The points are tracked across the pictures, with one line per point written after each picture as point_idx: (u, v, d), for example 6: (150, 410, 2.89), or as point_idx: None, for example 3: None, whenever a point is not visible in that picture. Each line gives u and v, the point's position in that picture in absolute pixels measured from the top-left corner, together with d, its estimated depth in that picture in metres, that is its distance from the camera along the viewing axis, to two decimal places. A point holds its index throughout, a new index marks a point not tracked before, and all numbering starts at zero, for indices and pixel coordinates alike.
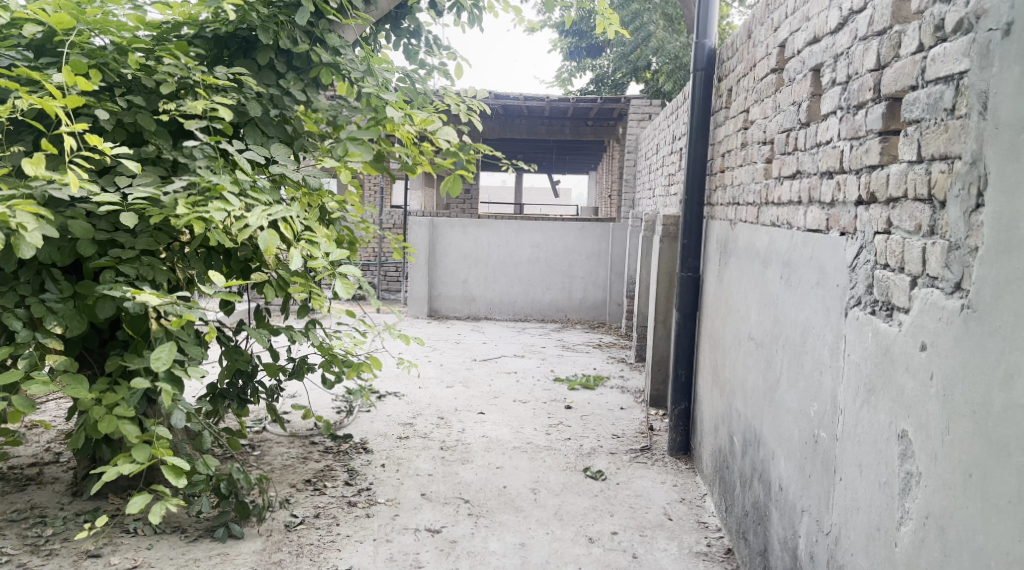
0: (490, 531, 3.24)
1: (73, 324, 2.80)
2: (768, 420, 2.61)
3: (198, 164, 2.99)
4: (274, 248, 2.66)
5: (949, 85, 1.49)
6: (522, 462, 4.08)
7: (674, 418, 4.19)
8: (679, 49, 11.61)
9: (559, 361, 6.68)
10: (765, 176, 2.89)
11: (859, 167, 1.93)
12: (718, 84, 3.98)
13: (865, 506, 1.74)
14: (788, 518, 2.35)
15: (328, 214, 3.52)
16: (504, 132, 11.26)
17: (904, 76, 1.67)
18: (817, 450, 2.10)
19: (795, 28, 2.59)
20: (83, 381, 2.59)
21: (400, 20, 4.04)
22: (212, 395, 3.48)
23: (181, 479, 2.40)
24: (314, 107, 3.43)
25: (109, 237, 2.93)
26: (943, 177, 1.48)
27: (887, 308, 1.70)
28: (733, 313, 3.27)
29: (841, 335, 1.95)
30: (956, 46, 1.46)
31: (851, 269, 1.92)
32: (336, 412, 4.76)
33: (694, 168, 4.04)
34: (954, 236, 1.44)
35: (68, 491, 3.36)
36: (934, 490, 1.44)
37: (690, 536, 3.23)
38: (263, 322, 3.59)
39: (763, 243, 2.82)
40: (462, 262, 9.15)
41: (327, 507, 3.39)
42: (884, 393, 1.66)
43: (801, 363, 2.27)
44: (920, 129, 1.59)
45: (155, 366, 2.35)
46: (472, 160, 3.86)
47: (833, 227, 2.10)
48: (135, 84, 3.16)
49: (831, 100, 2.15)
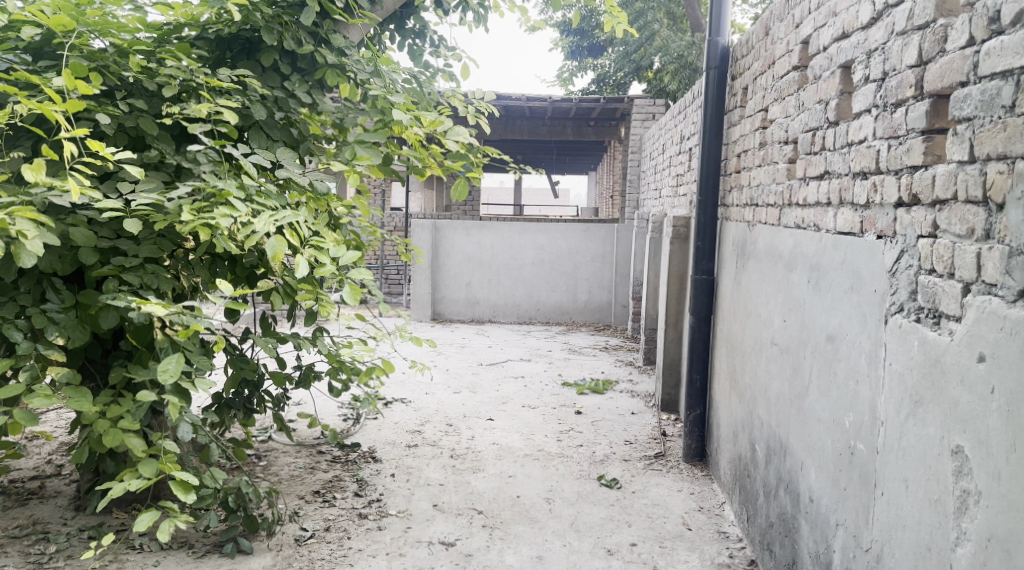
0: (506, 543, 3.15)
1: (76, 334, 2.72)
2: (795, 429, 2.54)
3: (203, 169, 2.92)
4: (282, 255, 2.56)
5: (1007, 80, 1.40)
6: (535, 470, 4.00)
7: (689, 424, 4.11)
8: (683, 48, 11.47)
9: (566, 364, 6.59)
10: (787, 177, 2.80)
11: (899, 167, 1.84)
12: (732, 82, 3.89)
13: (912, 525, 1.66)
14: (820, 532, 2.27)
15: (336, 219, 3.43)
16: (505, 133, 11.15)
17: (952, 71, 1.58)
18: (853, 463, 2.02)
19: (820, 25, 2.50)
20: (87, 393, 2.50)
21: (405, 19, 3.96)
22: (218, 404, 3.39)
23: (189, 494, 2.31)
24: (320, 109, 3.38)
25: (111, 244, 2.84)
26: (1001, 178, 1.40)
27: (934, 316, 1.62)
28: (752, 318, 3.19)
29: (881, 342, 1.86)
30: (1015, 40, 1.37)
31: (891, 274, 1.84)
32: (343, 420, 4.67)
33: (707, 170, 3.95)
34: (1016, 240, 1.36)
35: (71, 505, 3.28)
36: (997, 511, 1.36)
37: (711, 547, 3.15)
38: (270, 330, 3.50)
39: (785, 246, 2.74)
40: (466, 265, 9.07)
41: (337, 519, 3.31)
42: (933, 406, 1.58)
43: (833, 372, 2.19)
44: (972, 127, 1.50)
45: (162, 380, 2.25)
46: (480, 164, 3.75)
47: (867, 230, 2.02)
48: (137, 87, 3.09)
49: (865, 98, 2.06)
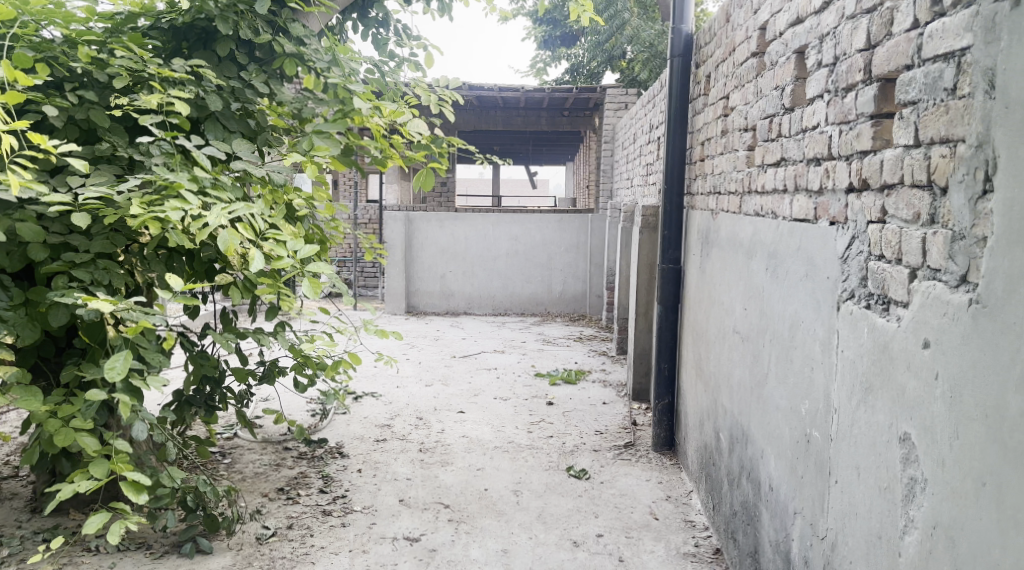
0: (471, 537, 3.12)
1: (25, 332, 2.62)
2: (755, 417, 2.53)
3: (155, 162, 2.83)
4: (235, 248, 2.46)
5: (949, 62, 1.38)
6: (504, 463, 3.98)
7: (658, 413, 4.11)
8: (654, 37, 11.57)
9: (539, 355, 6.58)
10: (746, 164, 2.79)
11: (849, 152, 1.82)
12: (696, 71, 3.86)
13: (864, 512, 1.65)
14: (779, 520, 2.26)
15: (296, 212, 3.36)
16: (479, 124, 11.09)
17: (898, 54, 1.56)
18: (809, 450, 2.01)
19: (776, 10, 2.48)
20: (37, 392, 2.42)
21: (367, 8, 3.89)
22: (178, 402, 3.31)
23: (141, 495, 2.24)
24: (278, 99, 3.30)
25: (62, 240, 2.74)
26: (944, 162, 1.38)
27: (883, 301, 1.61)
28: (716, 307, 3.18)
29: (834, 329, 1.85)
30: (956, 21, 1.35)
31: (843, 260, 1.82)
32: (311, 415, 4.62)
33: (673, 159, 3.92)
34: (958, 225, 1.34)
35: (26, 508, 3.20)
36: (942, 499, 1.35)
37: (677, 537, 3.15)
38: (230, 326, 3.42)
39: (746, 233, 2.72)
40: (439, 257, 9.00)
41: (301, 516, 3.26)
42: (882, 392, 1.56)
43: (790, 359, 2.18)
44: (917, 111, 1.49)
45: (109, 378, 2.18)
46: (446, 154, 3.67)
47: (821, 217, 2.00)
48: (88, 79, 2.99)
49: (818, 84, 2.04)
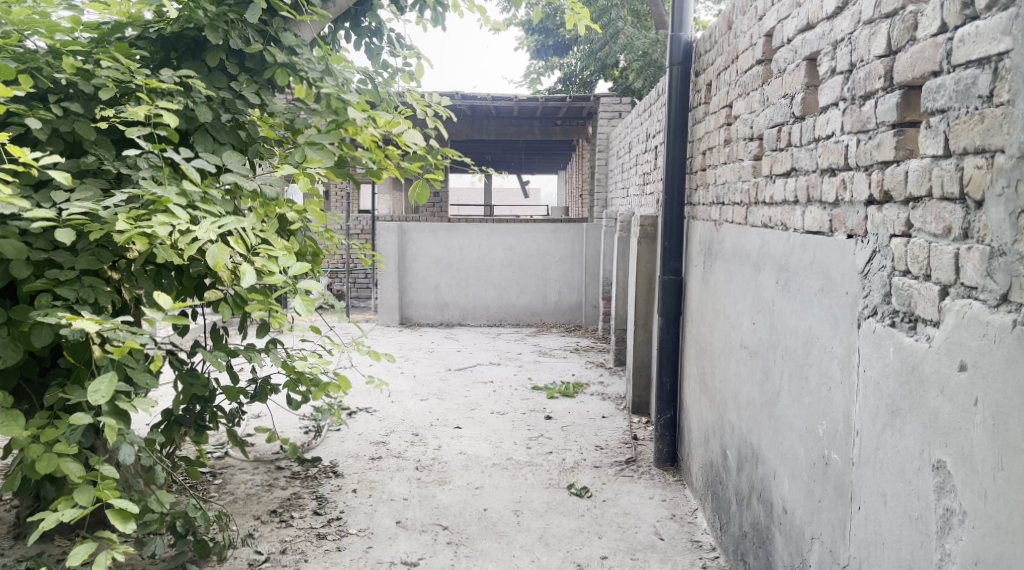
0: (472, 561, 3.02)
1: (7, 354, 2.50)
2: (767, 436, 2.44)
3: (143, 176, 2.72)
4: (224, 264, 2.31)
5: (984, 68, 1.30)
6: (502, 481, 3.87)
7: (660, 428, 4.01)
8: (647, 45, 11.47)
9: (536, 367, 6.49)
10: (753, 174, 2.72)
11: (869, 163, 1.74)
12: (696, 79, 3.79)
13: (892, 542, 1.57)
14: (795, 545, 2.17)
15: (288, 225, 3.26)
16: (472, 134, 10.99)
17: (923, 60, 1.49)
18: (828, 474, 1.92)
19: (784, 16, 2.41)
20: (15, 417, 2.28)
21: (360, 17, 3.80)
22: (167, 422, 3.19)
23: (129, 524, 2.09)
24: (269, 110, 3.17)
25: (46, 257, 2.63)
26: (980, 174, 1.31)
27: (909, 320, 1.53)
28: (721, 320, 3.10)
29: (854, 347, 1.77)
30: (991, 25, 1.28)
31: (863, 275, 1.74)
32: (304, 432, 4.51)
33: (673, 169, 3.84)
34: (998, 240, 1.26)
35: (9, 534, 3.09)
36: (985, 534, 1.26)
37: (684, 558, 3.05)
38: (220, 343, 3.31)
39: (753, 245, 2.65)
40: (433, 268, 8.90)
41: (294, 541, 3.15)
42: (912, 416, 1.48)
43: (805, 378, 2.09)
44: (947, 120, 1.41)
45: (93, 401, 2.05)
46: (440, 165, 3.56)
47: (837, 229, 1.92)
48: (73, 90, 2.89)
49: (832, 91, 1.97)
